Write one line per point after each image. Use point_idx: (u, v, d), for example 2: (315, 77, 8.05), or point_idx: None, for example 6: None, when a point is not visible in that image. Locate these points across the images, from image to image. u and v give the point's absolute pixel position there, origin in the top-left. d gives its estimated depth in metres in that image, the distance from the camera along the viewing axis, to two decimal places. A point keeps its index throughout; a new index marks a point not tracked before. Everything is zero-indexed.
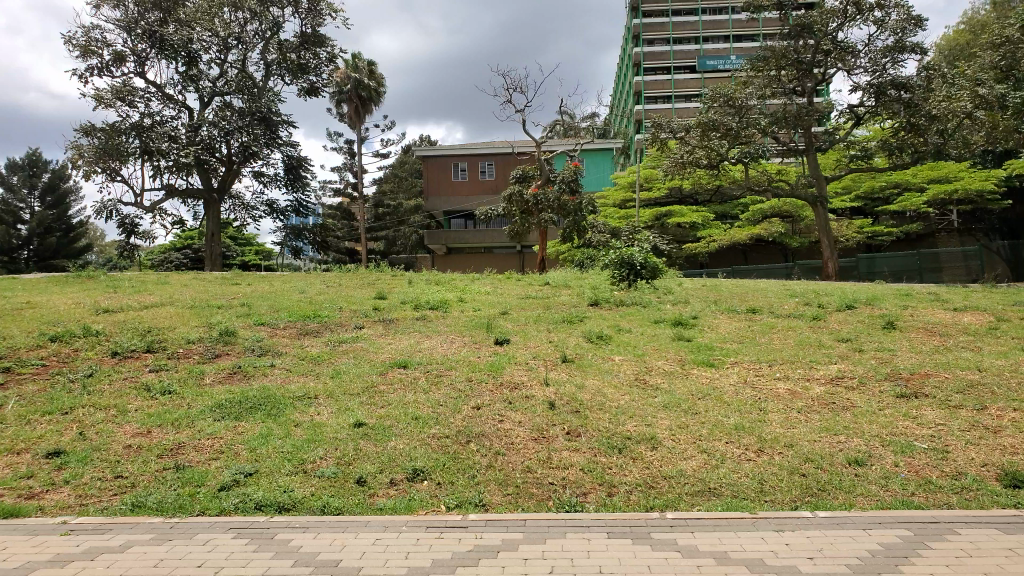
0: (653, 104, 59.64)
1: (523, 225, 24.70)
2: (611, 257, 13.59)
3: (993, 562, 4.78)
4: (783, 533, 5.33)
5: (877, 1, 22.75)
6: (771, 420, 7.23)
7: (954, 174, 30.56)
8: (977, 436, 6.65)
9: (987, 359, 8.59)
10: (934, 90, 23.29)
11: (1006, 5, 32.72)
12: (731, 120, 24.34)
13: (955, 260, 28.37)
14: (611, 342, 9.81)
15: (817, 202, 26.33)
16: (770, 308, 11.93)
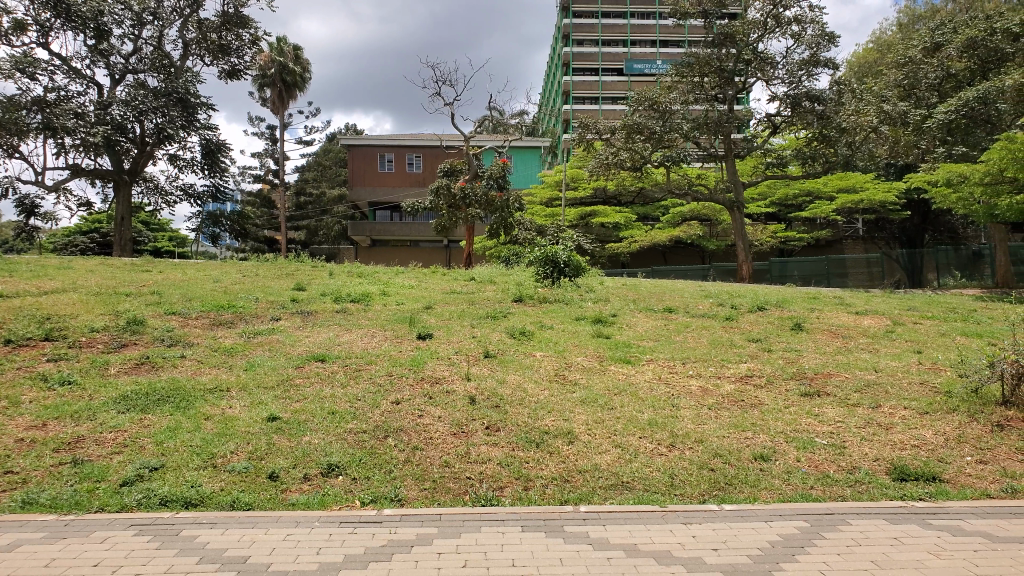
0: (581, 104, 60.53)
1: (450, 220, 23.99)
2: (535, 255, 13.74)
3: (880, 550, 5.10)
4: (690, 526, 5.53)
5: (795, 15, 23.70)
6: (684, 415, 7.47)
7: (861, 185, 31.88)
8: (872, 432, 7.07)
9: (883, 360, 9.13)
10: (844, 105, 24.61)
11: (911, 26, 34.87)
12: (654, 123, 24.80)
13: (859, 267, 30.38)
14: (533, 338, 9.89)
15: (734, 207, 27.29)
16: (686, 309, 12.30)
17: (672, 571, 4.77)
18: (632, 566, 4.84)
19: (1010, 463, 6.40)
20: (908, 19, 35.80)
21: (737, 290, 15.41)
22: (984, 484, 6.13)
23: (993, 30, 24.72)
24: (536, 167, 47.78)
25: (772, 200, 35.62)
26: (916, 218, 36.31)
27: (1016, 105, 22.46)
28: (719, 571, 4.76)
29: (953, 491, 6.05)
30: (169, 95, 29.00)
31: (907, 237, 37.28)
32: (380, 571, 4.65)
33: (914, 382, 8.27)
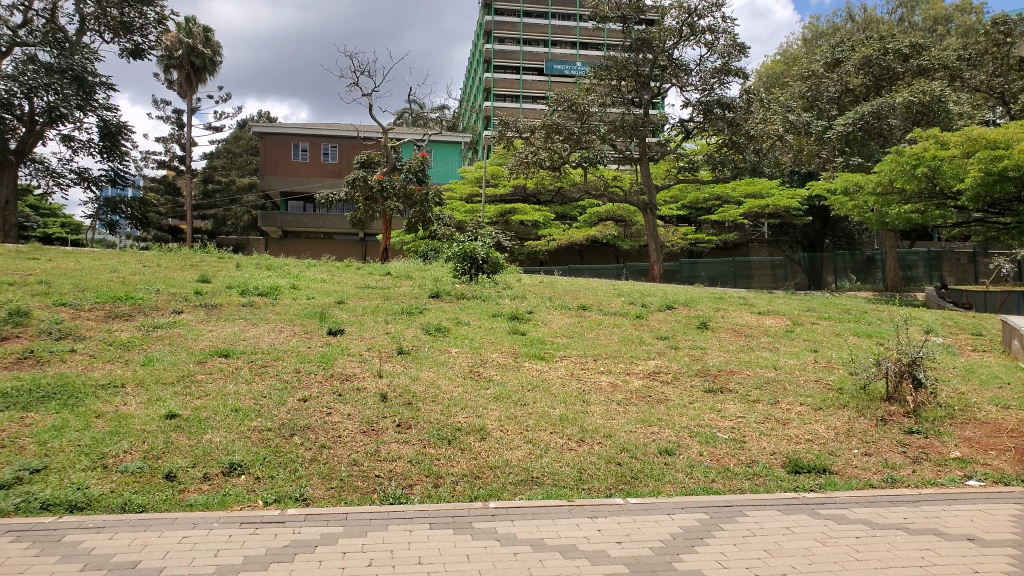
0: (502, 102, 60.71)
1: (367, 213, 23.64)
2: (453, 250, 13.68)
3: (773, 540, 5.36)
4: (596, 519, 5.65)
5: (709, 25, 24.53)
6: (593, 411, 7.61)
7: (766, 191, 33.42)
8: (770, 427, 7.40)
9: (782, 358, 9.60)
10: (752, 113, 25.16)
11: (814, 43, 37.12)
12: (573, 124, 25.34)
13: (764, 269, 31.64)
14: (449, 335, 9.85)
15: (647, 209, 27.65)
16: (599, 306, 12.55)
17: (576, 564, 4.84)
18: (538, 560, 4.89)
19: (891, 454, 6.86)
20: (813, 35, 38.36)
21: (649, 289, 15.81)
22: (867, 475, 6.55)
23: (885, 50, 28.03)
24: (455, 162, 47.28)
25: (682, 203, 35.76)
26: (817, 223, 38.36)
27: (903, 122, 26.13)
28: (622, 563, 4.87)
29: (841, 482, 6.42)
30: (63, 72, 27.27)
31: (809, 242, 39.41)
32: (282, 572, 4.51)
33: (810, 379, 8.75)
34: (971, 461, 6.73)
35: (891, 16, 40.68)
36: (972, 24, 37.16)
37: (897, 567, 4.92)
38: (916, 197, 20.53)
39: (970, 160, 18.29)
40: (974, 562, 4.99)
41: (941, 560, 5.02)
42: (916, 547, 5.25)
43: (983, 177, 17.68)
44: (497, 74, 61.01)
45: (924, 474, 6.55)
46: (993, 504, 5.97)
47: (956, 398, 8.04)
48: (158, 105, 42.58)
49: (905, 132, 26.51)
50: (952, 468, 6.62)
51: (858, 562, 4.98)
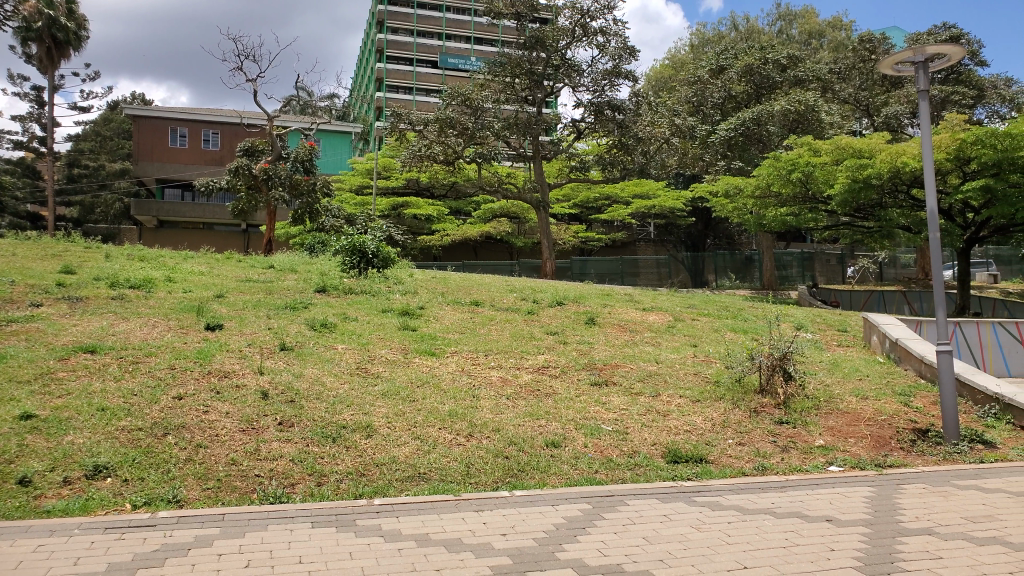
0: (394, 92, 58.41)
1: (250, 203, 22.03)
2: (341, 244, 13.52)
3: (651, 527, 5.58)
4: (482, 513, 5.71)
5: (600, 27, 25.04)
6: (482, 405, 7.66)
7: (653, 192, 33.69)
8: (651, 419, 7.70)
9: (664, 352, 10.01)
10: (640, 115, 26.31)
11: (701, 48, 39.36)
12: (466, 119, 24.88)
13: (649, 267, 33.23)
14: (335, 330, 9.61)
15: (541, 207, 28.03)
16: (491, 302, 12.62)
17: (461, 557, 4.87)
18: (422, 555, 4.87)
19: (763, 444, 7.28)
20: (699, 42, 40.22)
21: (540, 286, 16.00)
22: (740, 463, 6.92)
23: (766, 60, 29.70)
24: (345, 154, 45.81)
25: (574, 202, 35.70)
26: (699, 224, 40.22)
27: (781, 129, 28.05)
28: (506, 555, 4.92)
29: (716, 471, 6.75)
30: None
31: (692, 242, 40.92)
32: None
33: (689, 372, 9.17)
34: (833, 448, 7.23)
35: (771, 28, 42.76)
36: (842, 40, 39.94)
37: (762, 548, 5.25)
38: (790, 201, 21.93)
39: (840, 167, 19.63)
40: (830, 541, 5.39)
41: (801, 539, 5.41)
42: (781, 530, 5.61)
43: (850, 184, 18.77)
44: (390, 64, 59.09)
45: (791, 461, 6.98)
46: (849, 486, 6.46)
47: (821, 389, 8.65)
48: (13, 79, 38.92)
49: (783, 138, 28.13)
50: (815, 455, 7.10)
51: (727, 546, 5.27)
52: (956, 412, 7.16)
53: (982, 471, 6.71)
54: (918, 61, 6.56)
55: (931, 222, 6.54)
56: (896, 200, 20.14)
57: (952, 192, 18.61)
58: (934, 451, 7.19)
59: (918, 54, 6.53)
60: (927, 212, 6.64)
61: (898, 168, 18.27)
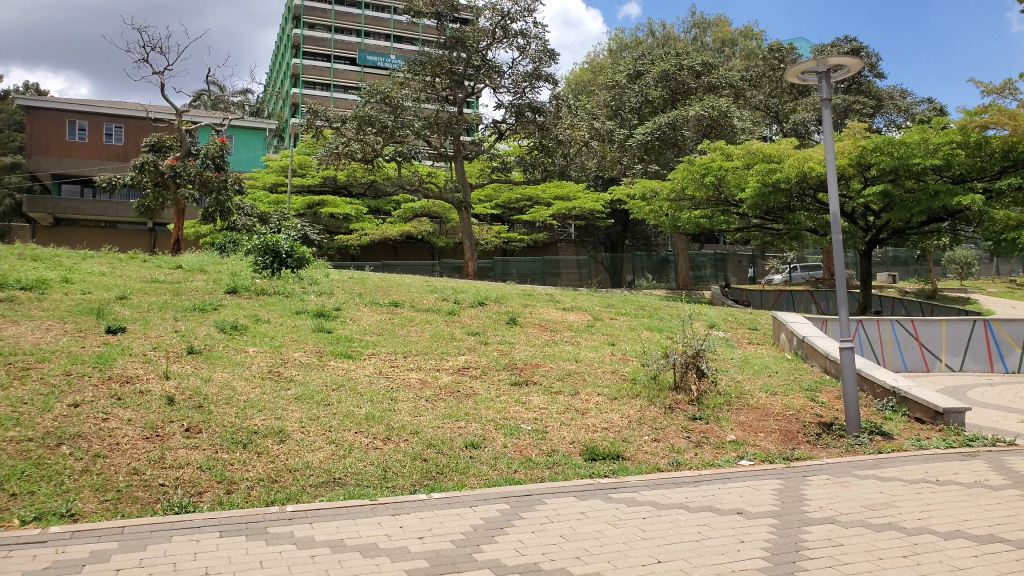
0: (310, 89, 56.19)
1: (156, 201, 20.87)
2: (254, 243, 13.16)
3: (568, 525, 5.63)
4: (398, 516, 5.63)
5: (521, 29, 25.23)
6: (401, 408, 7.57)
7: (573, 194, 34.18)
8: (570, 417, 7.79)
9: (583, 351, 10.19)
10: (561, 118, 25.98)
11: (619, 53, 40.33)
12: (386, 117, 24.31)
13: (570, 267, 34.00)
14: (246, 333, 9.33)
15: (462, 208, 27.37)
16: (411, 302, 12.52)
17: (376, 562, 4.76)
18: (336, 561, 4.74)
19: (677, 440, 7.47)
20: (617, 47, 41.18)
21: (461, 286, 15.91)
22: (655, 459, 7.07)
23: (680, 67, 31.06)
24: (259, 150, 43.71)
25: (496, 203, 35.29)
26: (618, 226, 40.71)
27: (696, 134, 29.14)
28: (423, 558, 4.86)
29: (632, 467, 6.88)
30: None
31: (612, 243, 41.41)
32: None
33: (608, 370, 9.36)
34: (744, 443, 7.49)
35: (686, 36, 43.73)
36: (754, 49, 41.63)
37: (675, 542, 5.38)
38: (704, 204, 22.95)
39: (751, 171, 20.47)
40: (740, 532, 5.57)
41: (713, 532, 5.56)
42: (694, 524, 5.76)
43: (760, 187, 19.67)
44: (306, 60, 56.75)
45: (704, 456, 7.19)
46: (758, 479, 6.69)
47: (733, 386, 8.96)
48: None
49: (697, 142, 29.32)
50: (727, 450, 7.32)
51: (642, 541, 5.37)
52: (857, 406, 7.53)
53: (880, 461, 7.09)
54: (821, 71, 6.78)
55: (836, 225, 6.63)
56: (804, 204, 21.13)
57: (854, 197, 20.20)
58: (838, 443, 7.53)
59: (821, 64, 6.74)
60: (830, 215, 6.76)
61: (805, 172, 19.22)
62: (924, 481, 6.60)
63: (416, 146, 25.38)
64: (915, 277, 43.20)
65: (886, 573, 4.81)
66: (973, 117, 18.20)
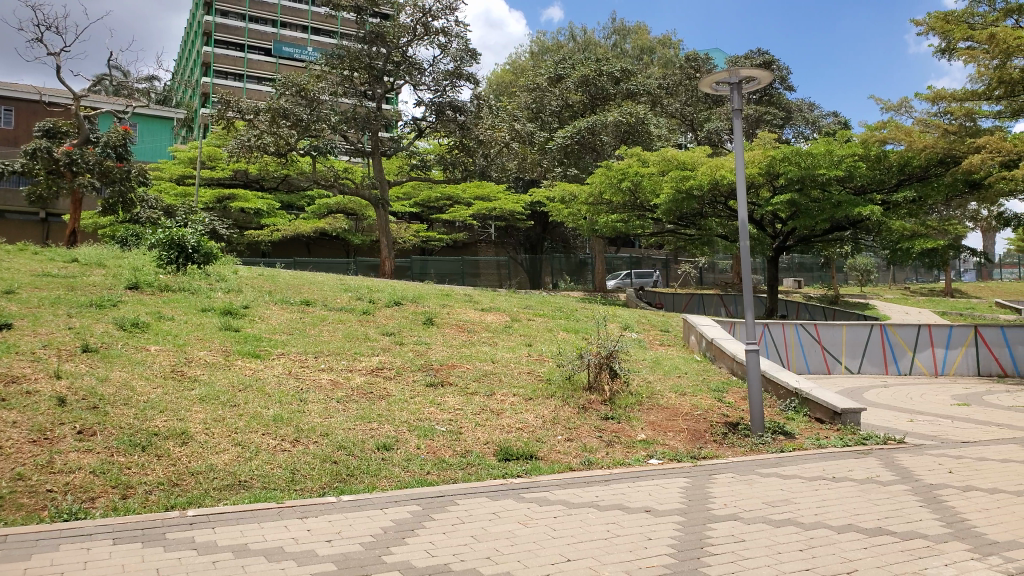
0: (221, 79, 53.81)
1: (50, 188, 19.53)
2: (157, 237, 12.69)
3: (480, 526, 5.62)
4: (305, 520, 5.49)
5: (442, 26, 25.02)
6: (310, 409, 7.41)
7: (493, 195, 33.54)
8: (484, 418, 7.81)
9: (500, 352, 10.26)
10: (481, 118, 26.08)
11: (540, 56, 40.76)
12: (301, 110, 23.70)
13: (489, 268, 34.24)
14: (148, 330, 8.95)
15: (380, 205, 26.56)
16: (324, 301, 12.29)
17: (282, 566, 4.61)
18: (238, 567, 4.56)
19: (589, 439, 7.60)
20: (538, 49, 41.53)
21: (375, 285, 15.68)
22: (568, 458, 7.17)
23: (600, 72, 31.94)
24: (166, 140, 42.28)
25: (415, 201, 34.97)
26: (538, 227, 40.78)
27: (613, 139, 30.32)
28: (331, 561, 4.73)
29: (545, 467, 6.94)
30: None
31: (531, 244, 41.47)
32: None
33: (524, 371, 9.46)
34: (653, 442, 7.69)
35: (606, 41, 44.00)
36: (670, 58, 42.86)
37: (584, 540, 5.46)
38: (620, 208, 23.48)
39: (664, 178, 21.52)
40: (648, 530, 5.70)
41: (621, 530, 5.67)
42: (604, 522, 5.85)
43: (674, 194, 20.58)
44: (218, 48, 54.40)
45: (615, 455, 7.33)
46: (666, 478, 6.87)
47: (644, 386, 9.21)
48: None
49: (614, 147, 30.53)
50: (637, 449, 7.50)
51: (552, 540, 5.41)
52: (761, 406, 7.85)
53: (782, 459, 7.40)
54: (732, 82, 6.91)
55: (744, 232, 6.82)
56: (715, 210, 22.35)
57: (763, 205, 21.14)
58: (743, 442, 7.82)
59: (732, 75, 6.89)
60: (739, 222, 6.93)
61: (715, 180, 20.37)
62: (821, 477, 6.92)
63: (333, 141, 24.97)
64: (819, 282, 45.65)
65: (784, 566, 5.02)
66: (873, 132, 19.11)
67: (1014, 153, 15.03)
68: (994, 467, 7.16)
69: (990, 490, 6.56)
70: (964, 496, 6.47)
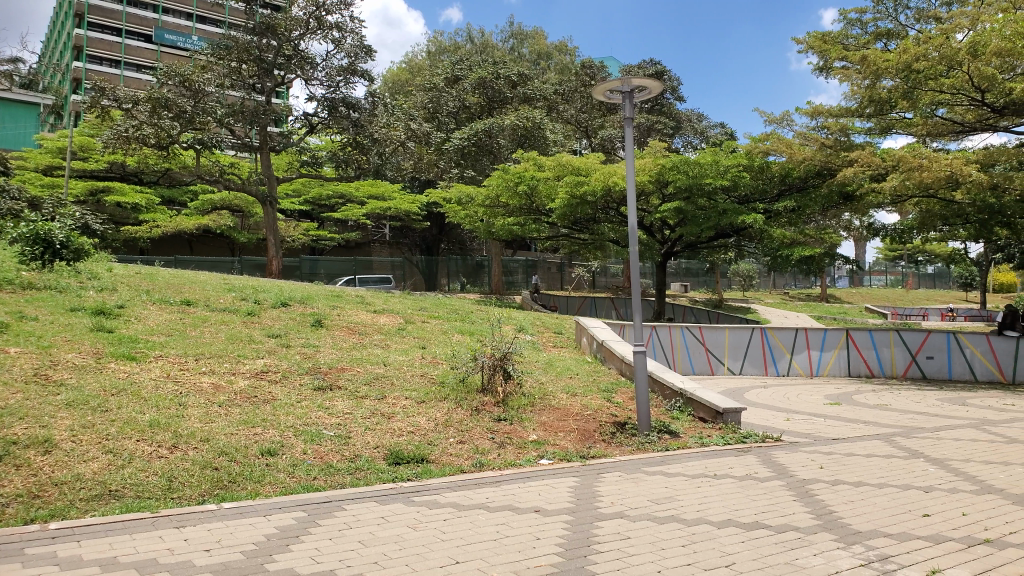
0: (96, 64, 50.69)
1: None
2: (19, 231, 11.85)
3: (368, 531, 5.50)
4: (182, 529, 5.21)
5: (336, 21, 24.60)
6: (190, 414, 7.12)
7: (388, 193, 33.59)
8: (374, 421, 7.73)
9: (391, 354, 10.21)
10: (376, 116, 25.93)
11: (437, 56, 41.03)
12: (184, 102, 22.82)
13: (384, 269, 34.35)
14: (7, 331, 8.32)
15: (267, 202, 25.46)
16: (206, 301, 11.84)
17: None
18: None
19: (481, 441, 7.65)
20: (435, 49, 41.72)
21: (262, 285, 15.28)
22: (459, 460, 7.18)
23: (497, 75, 32.89)
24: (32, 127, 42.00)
25: (305, 198, 33.99)
26: (434, 228, 41.05)
27: (511, 142, 31.42)
28: (208, 571, 4.51)
29: (436, 469, 6.93)
30: None
31: (426, 245, 41.57)
32: None
33: (416, 374, 9.46)
34: (544, 442, 7.83)
35: (503, 44, 44.35)
36: (567, 64, 44.03)
37: (474, 542, 5.42)
38: (515, 212, 24.07)
39: (559, 182, 22.01)
40: (536, 530, 5.73)
41: (511, 531, 5.68)
42: (494, 523, 5.85)
43: (569, 198, 20.94)
44: (91, 31, 51.11)
45: (506, 456, 7.40)
46: (556, 477, 6.98)
47: (537, 388, 9.43)
48: None
49: (511, 151, 31.62)
50: (529, 449, 7.60)
51: (442, 543, 5.36)
52: (648, 406, 8.15)
53: (667, 458, 7.67)
54: (624, 90, 7.08)
55: (632, 237, 7.05)
56: (608, 216, 22.95)
57: (654, 212, 22.02)
58: (630, 441, 8.10)
59: (625, 84, 7.06)
60: (629, 228, 7.14)
61: (609, 186, 20.72)
62: (703, 475, 7.22)
63: (219, 134, 23.80)
64: (704, 287, 48.13)
65: (668, 562, 5.16)
66: (757, 144, 20.17)
67: (883, 167, 16.08)
68: (860, 462, 7.69)
69: (856, 483, 7.03)
70: (833, 489, 6.89)
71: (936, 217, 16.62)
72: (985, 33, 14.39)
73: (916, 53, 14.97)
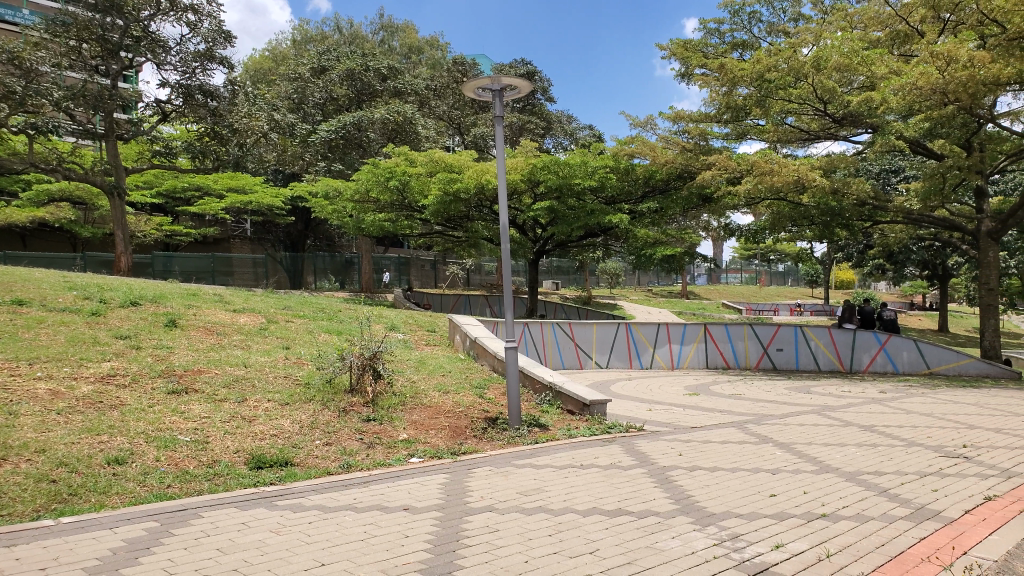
0: None
1: None
2: None
3: (226, 537, 5.25)
4: (13, 548, 4.74)
5: (192, 3, 23.29)
6: (22, 424, 6.57)
7: (248, 187, 31.68)
8: (234, 425, 7.45)
9: (252, 355, 9.88)
10: (237, 105, 24.96)
11: (303, 45, 39.93)
12: (13, 81, 20.38)
13: (244, 267, 33.13)
14: None
15: (114, 194, 23.66)
16: (42, 301, 10.93)
17: None
18: None
19: (349, 442, 7.55)
20: (301, 38, 40.47)
21: (106, 283, 14.29)
22: (326, 462, 7.06)
23: (366, 68, 32.35)
24: None
25: (158, 190, 32.68)
26: (299, 223, 39.25)
27: (380, 137, 31.30)
28: None
29: (300, 472, 6.78)
30: None
31: (291, 241, 39.86)
32: None
33: (279, 375, 9.20)
34: (415, 441, 7.84)
35: (374, 36, 43.79)
36: (439, 60, 44.07)
37: (341, 544, 5.28)
38: (387, 208, 23.89)
39: (432, 178, 22.20)
40: (405, 528, 5.69)
41: (379, 530, 5.59)
42: (362, 523, 5.75)
43: (442, 195, 20.99)
44: None
45: (375, 456, 7.35)
46: (427, 474, 7.01)
47: (408, 387, 9.43)
48: None
49: (381, 145, 31.56)
50: (398, 449, 7.60)
51: (307, 545, 5.19)
52: (518, 400, 8.38)
53: (535, 450, 7.90)
54: (494, 89, 7.11)
55: (503, 236, 7.13)
56: (481, 214, 23.44)
57: (525, 210, 22.65)
58: (500, 435, 8.29)
59: (495, 82, 7.07)
60: (499, 226, 7.22)
61: (480, 184, 20.83)
62: (570, 465, 7.47)
63: (57, 119, 22.39)
64: (574, 285, 49.76)
65: (535, 552, 5.26)
66: (623, 146, 21.03)
67: (738, 170, 17.21)
68: (716, 448, 8.20)
69: (711, 468, 7.49)
70: (691, 474, 7.31)
71: (787, 218, 17.84)
72: (827, 48, 15.46)
73: (767, 64, 15.92)
